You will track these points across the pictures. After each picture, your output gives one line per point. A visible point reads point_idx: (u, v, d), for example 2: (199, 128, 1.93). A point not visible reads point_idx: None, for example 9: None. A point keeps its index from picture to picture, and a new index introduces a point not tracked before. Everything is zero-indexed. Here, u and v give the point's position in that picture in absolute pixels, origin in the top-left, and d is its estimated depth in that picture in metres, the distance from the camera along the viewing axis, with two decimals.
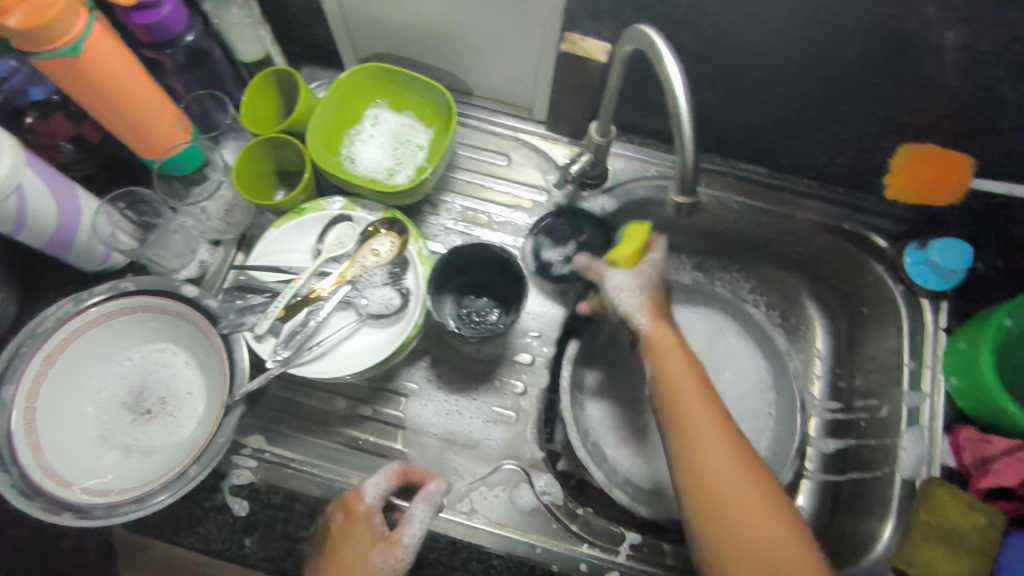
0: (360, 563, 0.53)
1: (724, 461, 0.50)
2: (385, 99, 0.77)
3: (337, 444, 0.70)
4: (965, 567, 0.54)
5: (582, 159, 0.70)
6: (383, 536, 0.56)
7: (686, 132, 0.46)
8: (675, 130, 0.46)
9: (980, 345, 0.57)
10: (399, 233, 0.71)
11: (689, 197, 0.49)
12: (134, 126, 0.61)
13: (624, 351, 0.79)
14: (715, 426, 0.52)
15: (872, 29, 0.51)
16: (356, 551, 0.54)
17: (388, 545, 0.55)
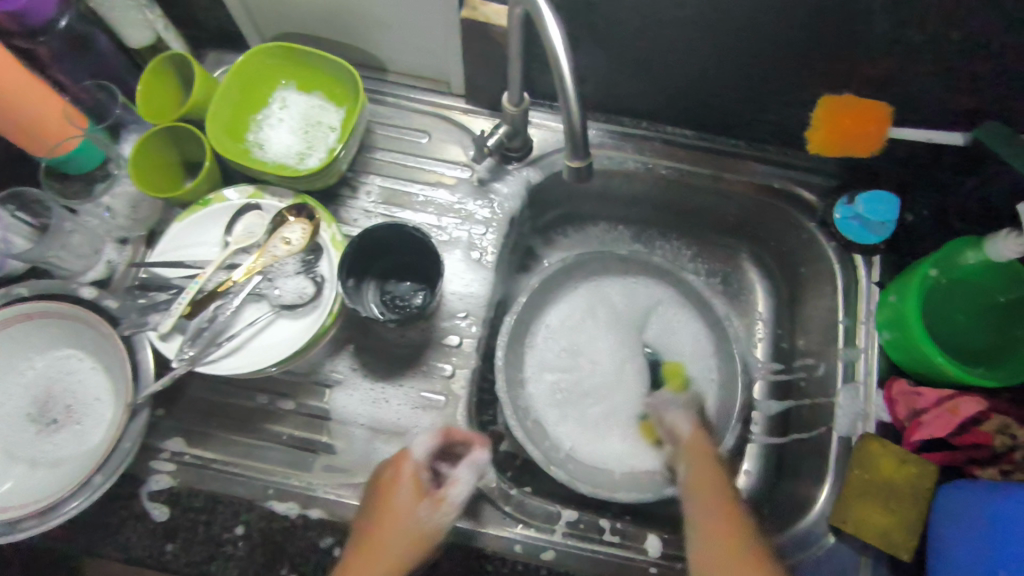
0: (404, 516, 0.53)
1: (717, 499, 0.53)
2: (289, 77, 0.66)
3: (262, 441, 0.62)
4: (896, 515, 0.59)
5: (499, 131, 0.66)
6: (431, 493, 0.55)
7: (568, 89, 0.45)
8: (558, 91, 0.46)
9: (905, 297, 0.62)
10: (309, 219, 0.61)
11: (582, 160, 0.50)
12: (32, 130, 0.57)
13: (573, 330, 0.76)
14: (710, 482, 0.55)
15: (764, 11, 0.54)
16: (403, 508, 0.53)
17: (434, 501, 0.55)
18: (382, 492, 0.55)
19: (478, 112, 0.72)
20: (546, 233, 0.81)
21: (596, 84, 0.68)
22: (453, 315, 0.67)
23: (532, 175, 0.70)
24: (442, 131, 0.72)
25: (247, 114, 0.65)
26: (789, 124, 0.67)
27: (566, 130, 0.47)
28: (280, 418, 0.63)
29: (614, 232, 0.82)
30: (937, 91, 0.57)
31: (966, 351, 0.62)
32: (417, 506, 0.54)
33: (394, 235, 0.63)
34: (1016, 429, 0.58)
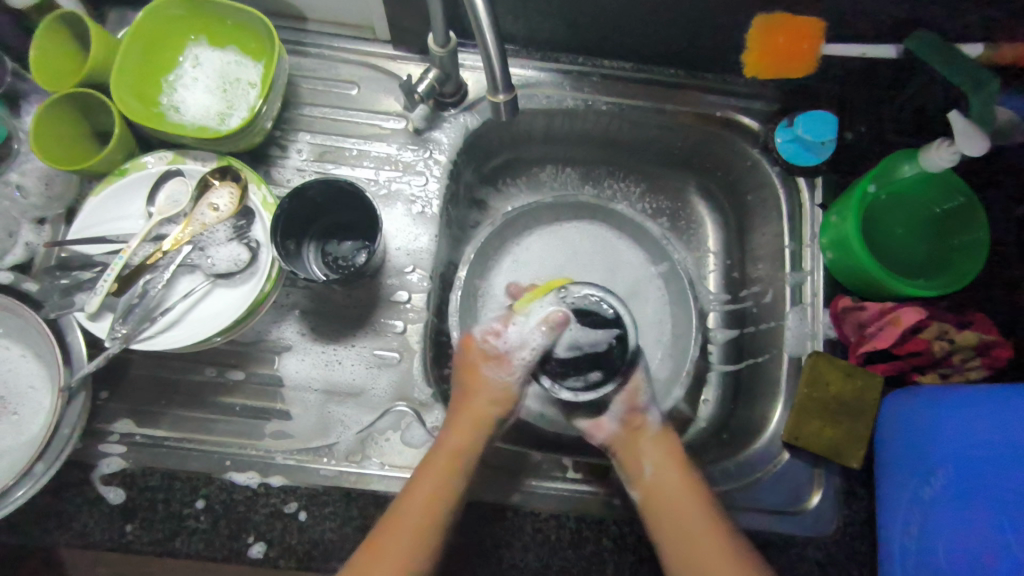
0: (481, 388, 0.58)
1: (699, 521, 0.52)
2: (199, 32, 0.62)
3: (213, 415, 0.60)
4: (845, 428, 0.61)
5: (429, 76, 0.63)
6: (496, 357, 0.59)
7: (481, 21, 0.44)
8: (473, 27, 0.44)
9: (845, 217, 0.63)
10: (235, 181, 0.58)
11: (508, 95, 0.50)
12: None
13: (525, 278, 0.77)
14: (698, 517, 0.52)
15: None
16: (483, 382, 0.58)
17: (500, 363, 0.58)
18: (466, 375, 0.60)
19: (408, 58, 0.69)
20: (492, 181, 0.79)
21: (527, 18, 0.65)
22: (400, 271, 0.65)
23: (469, 121, 0.68)
24: (371, 80, 0.69)
25: (156, 75, 0.61)
26: (725, 50, 0.66)
27: (485, 63, 0.47)
28: (230, 389, 0.61)
29: (562, 175, 0.80)
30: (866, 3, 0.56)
31: (907, 262, 0.63)
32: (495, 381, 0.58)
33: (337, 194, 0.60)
34: (953, 333, 0.59)
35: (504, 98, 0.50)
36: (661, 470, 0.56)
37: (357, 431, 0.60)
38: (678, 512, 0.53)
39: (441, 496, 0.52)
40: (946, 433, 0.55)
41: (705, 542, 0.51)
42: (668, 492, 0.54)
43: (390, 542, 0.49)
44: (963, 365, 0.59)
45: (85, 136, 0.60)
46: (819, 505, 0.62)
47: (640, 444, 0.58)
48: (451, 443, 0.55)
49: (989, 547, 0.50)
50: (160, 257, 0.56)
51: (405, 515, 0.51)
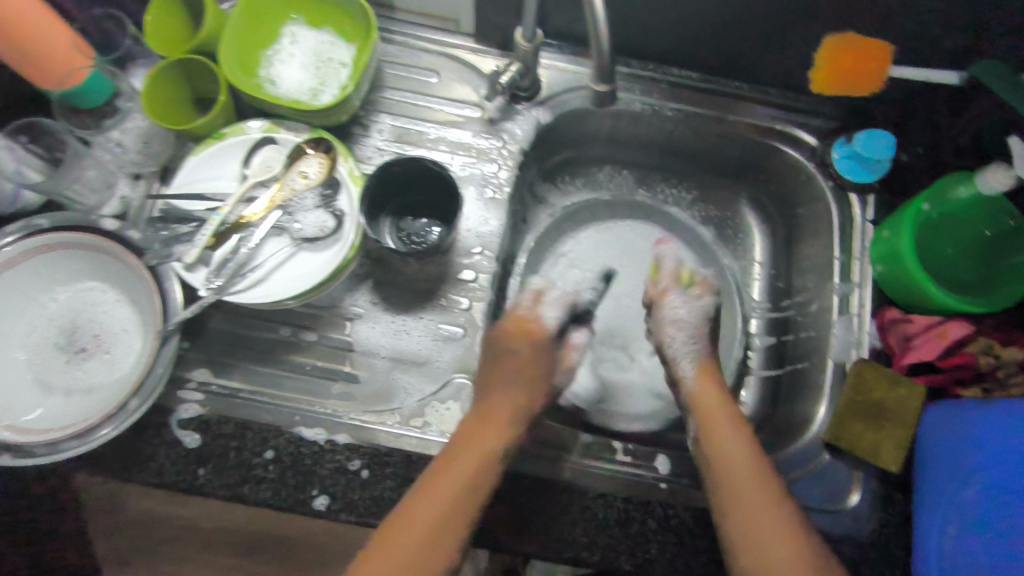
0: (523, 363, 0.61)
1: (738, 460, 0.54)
2: (298, 11, 0.66)
3: (285, 372, 0.63)
4: (888, 435, 0.64)
5: (511, 69, 0.67)
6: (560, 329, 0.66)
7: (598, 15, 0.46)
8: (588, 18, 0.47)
9: (899, 232, 0.65)
10: (326, 151, 0.62)
11: (607, 83, 0.54)
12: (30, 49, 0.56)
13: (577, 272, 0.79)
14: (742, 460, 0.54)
15: None
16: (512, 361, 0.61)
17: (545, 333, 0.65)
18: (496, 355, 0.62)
19: (487, 52, 0.72)
20: (553, 177, 0.82)
21: (605, 22, 0.68)
22: (467, 251, 0.68)
23: (542, 115, 0.72)
24: (451, 70, 0.72)
25: (256, 49, 0.65)
26: (792, 66, 0.69)
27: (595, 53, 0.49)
28: (302, 349, 0.64)
29: (619, 177, 0.84)
30: (934, 29, 0.60)
31: (954, 279, 0.65)
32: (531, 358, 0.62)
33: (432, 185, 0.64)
34: (999, 349, 0.61)
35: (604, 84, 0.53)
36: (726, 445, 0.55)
37: (419, 398, 0.63)
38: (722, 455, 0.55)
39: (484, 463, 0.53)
40: (988, 440, 0.58)
41: (768, 513, 0.49)
42: (718, 439, 0.56)
43: (420, 505, 0.49)
44: (1006, 381, 0.61)
45: (186, 97, 0.64)
46: (858, 505, 0.64)
47: (712, 415, 0.59)
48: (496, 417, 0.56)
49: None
50: (250, 217, 0.60)
51: (446, 476, 0.51)
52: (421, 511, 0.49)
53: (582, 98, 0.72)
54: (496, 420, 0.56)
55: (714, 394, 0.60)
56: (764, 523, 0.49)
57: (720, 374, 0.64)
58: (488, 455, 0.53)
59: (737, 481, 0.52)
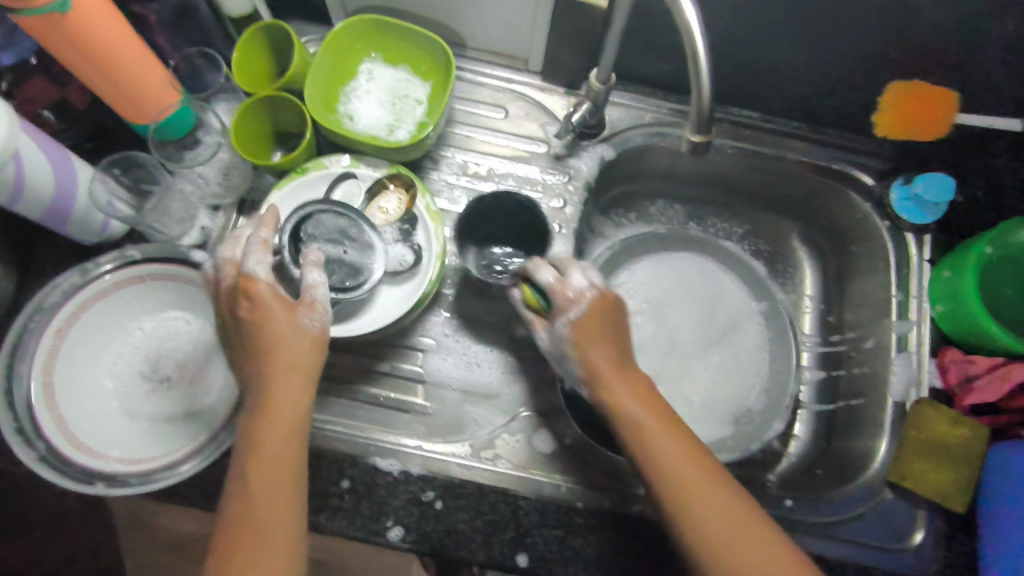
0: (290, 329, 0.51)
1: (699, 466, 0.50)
2: (377, 49, 0.68)
3: (358, 402, 0.64)
4: (951, 474, 0.65)
5: (581, 109, 0.68)
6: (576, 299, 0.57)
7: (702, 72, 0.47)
8: (691, 74, 0.47)
9: (961, 274, 0.67)
10: (405, 189, 0.64)
11: (706, 136, 0.51)
12: (126, 85, 0.56)
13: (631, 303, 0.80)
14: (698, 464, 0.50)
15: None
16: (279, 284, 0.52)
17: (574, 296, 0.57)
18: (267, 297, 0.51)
19: (554, 90, 0.74)
20: (607, 210, 0.84)
21: (673, 65, 0.70)
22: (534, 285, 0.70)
23: (605, 151, 0.73)
24: (518, 107, 0.74)
25: (337, 85, 0.67)
26: (853, 109, 0.71)
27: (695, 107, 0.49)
28: (375, 380, 0.65)
29: (671, 211, 0.85)
30: (1002, 79, 0.62)
31: (1013, 319, 0.67)
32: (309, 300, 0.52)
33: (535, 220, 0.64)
34: None
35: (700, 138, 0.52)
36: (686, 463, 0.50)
37: (489, 429, 0.64)
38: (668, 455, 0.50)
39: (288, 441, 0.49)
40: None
41: (746, 543, 0.47)
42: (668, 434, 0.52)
43: (266, 481, 0.47)
44: None
45: (269, 133, 0.66)
46: (921, 544, 0.64)
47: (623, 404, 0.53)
48: (290, 383, 0.50)
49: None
50: (324, 235, 0.59)
51: (266, 446, 0.48)
52: (273, 479, 0.47)
53: (646, 135, 0.74)
54: (295, 379, 0.50)
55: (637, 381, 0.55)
56: (732, 534, 0.48)
57: (620, 313, 0.57)
58: (289, 429, 0.49)
59: (705, 501, 0.49)
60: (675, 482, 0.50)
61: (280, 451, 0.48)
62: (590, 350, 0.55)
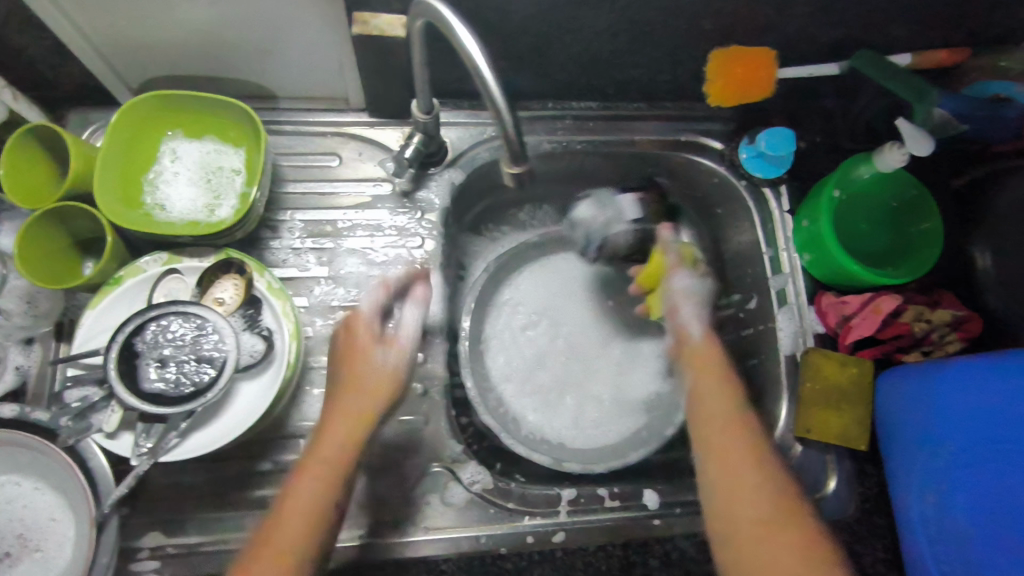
0: (363, 372, 0.52)
1: (749, 460, 0.49)
2: (174, 126, 0.61)
3: (247, 511, 0.59)
4: (848, 415, 0.67)
5: (414, 140, 0.64)
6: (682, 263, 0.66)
7: (502, 113, 0.44)
8: (490, 112, 0.44)
9: (817, 219, 0.68)
10: (239, 273, 0.58)
11: (520, 164, 0.47)
12: None
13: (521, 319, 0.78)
14: (750, 455, 0.49)
15: None
16: (363, 337, 0.54)
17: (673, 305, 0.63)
18: (342, 353, 0.54)
19: (384, 124, 0.69)
20: (474, 230, 0.80)
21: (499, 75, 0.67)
22: (412, 333, 0.66)
23: (455, 175, 0.69)
24: (351, 150, 0.69)
25: (136, 176, 0.60)
26: (685, 80, 0.70)
27: (501, 140, 0.45)
28: (260, 481, 0.60)
29: (541, 214, 0.83)
30: (811, 29, 0.62)
31: (875, 254, 0.69)
32: (373, 342, 0.54)
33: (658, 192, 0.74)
34: (928, 313, 0.65)
35: (518, 168, 0.47)
36: (709, 399, 0.53)
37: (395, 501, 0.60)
38: (717, 435, 0.51)
39: (302, 521, 0.46)
40: (942, 406, 0.61)
41: (745, 488, 0.47)
42: (722, 419, 0.51)
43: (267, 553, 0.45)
44: (942, 341, 0.65)
45: (69, 246, 0.58)
46: (837, 488, 0.66)
47: (707, 391, 0.54)
48: (306, 484, 0.48)
49: (999, 517, 0.55)
50: (164, 340, 0.54)
51: (270, 547, 0.45)
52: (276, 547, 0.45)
53: (491, 150, 0.70)
54: (309, 484, 0.48)
55: (710, 376, 0.55)
56: (764, 511, 0.46)
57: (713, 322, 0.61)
58: (334, 466, 0.49)
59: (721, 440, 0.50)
60: (704, 418, 0.52)
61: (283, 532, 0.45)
62: (692, 325, 0.61)
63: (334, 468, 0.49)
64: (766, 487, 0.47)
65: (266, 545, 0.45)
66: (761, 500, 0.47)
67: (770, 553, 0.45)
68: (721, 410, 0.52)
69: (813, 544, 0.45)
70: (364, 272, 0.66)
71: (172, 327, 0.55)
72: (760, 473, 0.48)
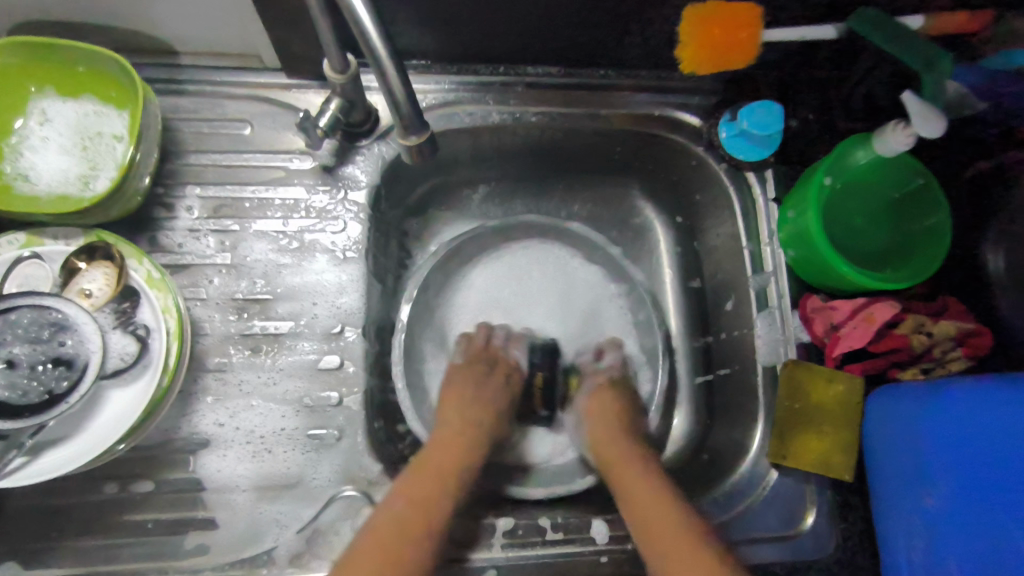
0: (472, 417, 0.58)
1: (645, 487, 0.52)
2: (40, 80, 0.52)
3: (121, 539, 0.50)
4: (833, 441, 0.57)
5: (331, 107, 0.55)
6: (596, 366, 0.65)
7: (397, 98, 0.39)
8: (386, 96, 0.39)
9: (804, 212, 0.58)
10: (109, 259, 0.49)
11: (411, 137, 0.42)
12: None
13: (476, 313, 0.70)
14: (650, 481, 0.53)
15: None
16: (475, 393, 0.60)
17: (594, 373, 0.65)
18: (463, 382, 0.61)
19: (305, 86, 0.60)
20: (418, 212, 0.71)
21: (436, 30, 0.57)
22: (326, 333, 0.56)
23: (386, 150, 0.60)
24: (265, 116, 0.59)
25: None
26: (656, 44, 0.60)
27: (387, 104, 0.39)
28: (138, 504, 0.51)
29: (497, 196, 0.74)
30: None
31: (871, 253, 0.59)
32: (504, 393, 0.61)
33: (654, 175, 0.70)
34: (930, 325, 0.56)
35: (416, 140, 0.42)
36: (615, 447, 0.57)
37: (298, 530, 0.51)
38: (623, 470, 0.54)
39: (414, 526, 0.48)
40: (936, 425, 0.52)
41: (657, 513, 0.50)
42: (626, 465, 0.55)
43: (377, 544, 0.46)
44: (942, 358, 0.56)
45: None
46: (816, 525, 0.57)
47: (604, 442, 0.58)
48: (420, 486, 0.51)
49: (1010, 558, 0.48)
50: (13, 336, 0.44)
51: (382, 537, 0.47)
52: (390, 544, 0.46)
53: None
54: (424, 486, 0.51)
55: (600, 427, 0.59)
56: (662, 535, 0.48)
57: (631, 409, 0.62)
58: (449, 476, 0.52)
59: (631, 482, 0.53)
60: (618, 462, 0.55)
61: (401, 513, 0.48)
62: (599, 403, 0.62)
63: (440, 479, 0.52)
64: (679, 517, 0.49)
65: (376, 536, 0.47)
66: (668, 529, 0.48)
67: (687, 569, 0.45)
68: (628, 460, 0.55)
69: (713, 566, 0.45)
70: (273, 260, 0.57)
71: (25, 320, 0.44)
72: (659, 500, 0.50)
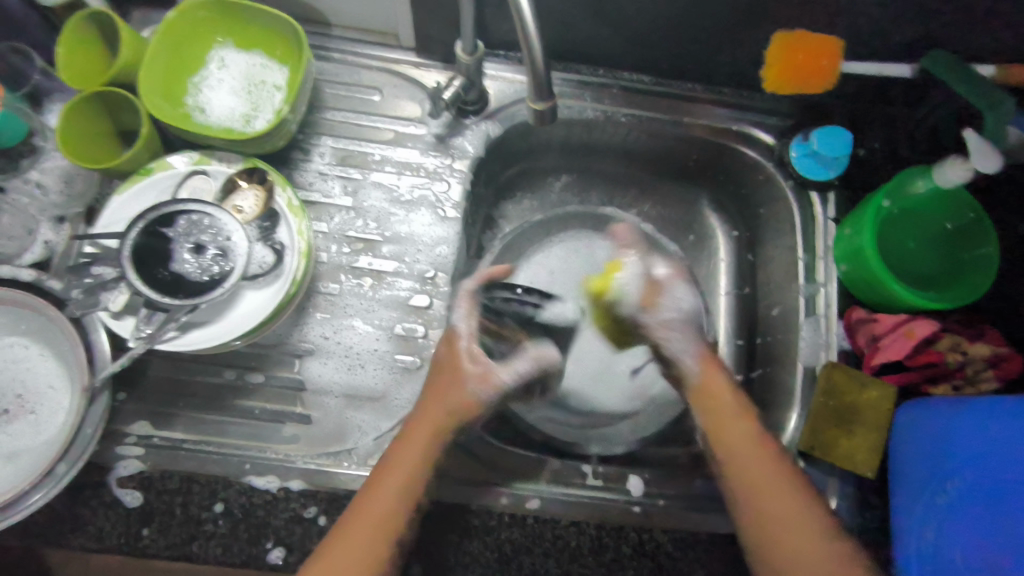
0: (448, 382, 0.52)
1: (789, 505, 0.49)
2: (225, 34, 0.63)
3: (234, 417, 0.60)
4: (860, 440, 0.62)
5: (455, 84, 0.63)
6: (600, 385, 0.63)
7: (530, 37, 0.46)
8: (520, 37, 0.47)
9: (860, 229, 0.63)
10: (261, 183, 0.59)
11: (544, 102, 0.52)
12: None
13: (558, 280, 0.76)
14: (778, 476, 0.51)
15: None
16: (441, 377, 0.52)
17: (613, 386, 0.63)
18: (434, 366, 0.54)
19: (430, 66, 0.69)
20: (505, 192, 0.79)
21: (550, 30, 0.66)
22: (422, 276, 0.65)
23: (491, 128, 0.69)
24: (393, 86, 0.69)
25: (182, 75, 0.61)
26: (743, 64, 0.68)
27: (529, 70, 0.48)
28: (250, 393, 0.61)
29: (576, 186, 0.81)
30: (884, 23, 0.59)
31: (918, 276, 0.64)
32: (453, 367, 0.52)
33: (727, 183, 0.77)
34: (966, 346, 0.61)
35: (543, 103, 0.51)
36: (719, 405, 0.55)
37: (376, 436, 0.60)
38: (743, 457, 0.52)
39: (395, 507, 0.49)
40: (999, 421, 0.54)
41: (773, 476, 0.51)
42: (725, 416, 0.54)
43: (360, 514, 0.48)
44: (975, 377, 0.61)
45: (108, 133, 0.60)
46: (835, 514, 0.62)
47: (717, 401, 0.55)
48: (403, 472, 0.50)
49: (1010, 547, 0.50)
50: (194, 231, 0.53)
51: (367, 506, 0.49)
52: (374, 513, 0.48)
53: None
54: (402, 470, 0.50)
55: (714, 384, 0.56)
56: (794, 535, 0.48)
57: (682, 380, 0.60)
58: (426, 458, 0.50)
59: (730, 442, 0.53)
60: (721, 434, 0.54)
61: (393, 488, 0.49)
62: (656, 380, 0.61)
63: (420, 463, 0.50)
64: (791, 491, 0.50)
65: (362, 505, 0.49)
66: (786, 486, 0.50)
67: (801, 528, 0.48)
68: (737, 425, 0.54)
69: (829, 520, 0.49)
70: (386, 208, 0.66)
71: (198, 222, 0.54)
72: (779, 482, 0.50)
